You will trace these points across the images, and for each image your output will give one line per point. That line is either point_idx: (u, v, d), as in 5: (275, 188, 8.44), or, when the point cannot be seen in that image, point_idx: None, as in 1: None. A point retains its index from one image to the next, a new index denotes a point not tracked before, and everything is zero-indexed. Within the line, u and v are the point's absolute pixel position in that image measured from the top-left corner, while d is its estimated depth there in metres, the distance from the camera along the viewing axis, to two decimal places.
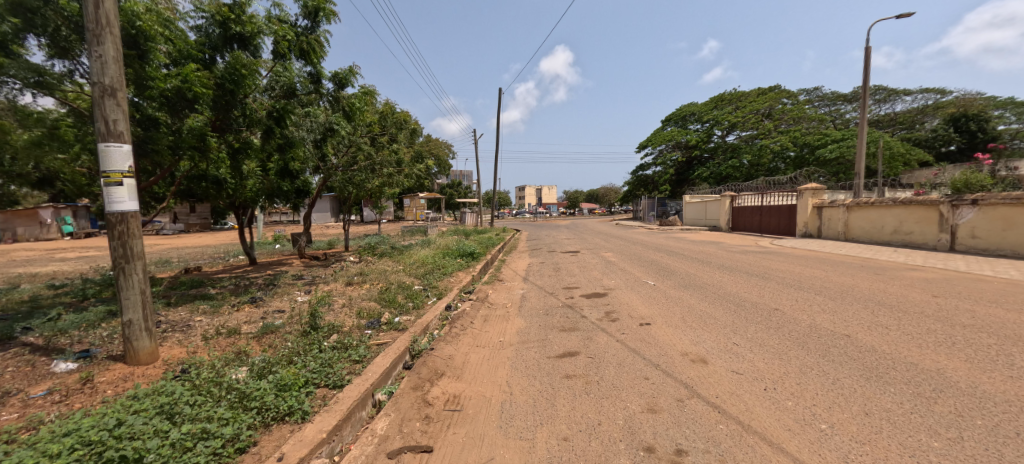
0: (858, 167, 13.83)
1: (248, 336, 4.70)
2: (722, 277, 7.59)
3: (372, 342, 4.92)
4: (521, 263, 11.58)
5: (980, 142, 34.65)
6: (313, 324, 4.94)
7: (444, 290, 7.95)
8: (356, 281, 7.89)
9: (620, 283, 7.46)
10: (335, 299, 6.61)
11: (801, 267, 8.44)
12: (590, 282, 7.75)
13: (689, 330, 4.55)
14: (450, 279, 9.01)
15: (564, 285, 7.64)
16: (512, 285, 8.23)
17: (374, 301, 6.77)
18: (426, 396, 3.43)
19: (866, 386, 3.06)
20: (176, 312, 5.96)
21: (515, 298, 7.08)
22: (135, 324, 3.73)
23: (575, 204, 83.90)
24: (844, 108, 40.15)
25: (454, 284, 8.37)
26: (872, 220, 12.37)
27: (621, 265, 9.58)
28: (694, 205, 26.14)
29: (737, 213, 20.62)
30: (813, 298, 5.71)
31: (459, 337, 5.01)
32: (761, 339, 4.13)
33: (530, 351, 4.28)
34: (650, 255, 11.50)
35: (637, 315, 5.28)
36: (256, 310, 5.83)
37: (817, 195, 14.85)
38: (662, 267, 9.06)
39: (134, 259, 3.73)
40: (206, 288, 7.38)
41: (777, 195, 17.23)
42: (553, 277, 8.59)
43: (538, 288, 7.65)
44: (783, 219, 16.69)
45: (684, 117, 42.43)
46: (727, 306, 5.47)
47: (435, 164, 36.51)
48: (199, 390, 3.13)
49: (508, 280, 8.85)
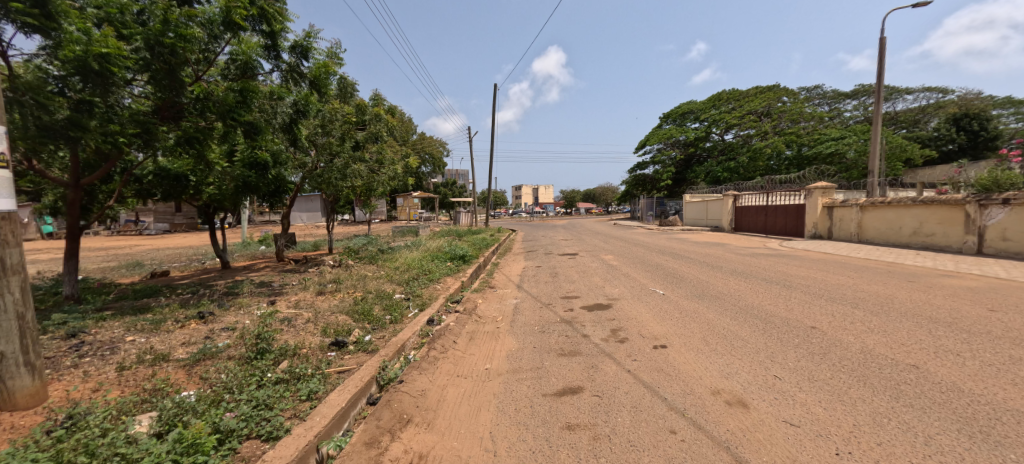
0: (872, 165, 13.08)
1: (176, 365, 3.84)
2: (738, 284, 6.80)
3: (332, 370, 4.08)
4: (515, 267, 10.77)
5: (982, 142, 34.15)
6: (260, 348, 4.11)
7: (427, 299, 7.12)
8: (330, 290, 7.06)
9: (624, 292, 6.65)
10: (301, 312, 5.77)
11: (823, 273, 7.65)
12: (591, 290, 6.93)
13: (715, 356, 3.74)
14: (436, 286, 8.19)
15: (562, 294, 6.81)
16: (504, 294, 7.40)
17: (345, 314, 5.94)
18: (383, 458, 2.59)
19: (977, 451, 2.25)
20: (108, 329, 5.10)
21: (507, 309, 6.26)
22: (8, 359, 2.88)
23: (572, 204, 83.00)
24: (845, 107, 39.59)
25: (440, 293, 7.54)
26: (889, 220, 11.64)
27: (623, 271, 8.78)
28: (694, 205, 25.43)
29: (740, 213, 19.87)
30: (851, 312, 4.92)
31: (437, 364, 4.18)
32: (809, 372, 3.32)
33: (522, 386, 3.45)
34: (654, 258, 10.70)
35: (649, 335, 4.46)
36: (201, 328, 4.98)
37: (827, 195, 14.11)
38: (670, 273, 8.25)
39: (7, 274, 2.89)
40: (156, 300, 6.52)
41: (784, 195, 16.47)
42: (550, 284, 7.78)
43: (533, 298, 6.83)
44: (790, 219, 15.95)
45: (682, 115, 41.70)
46: (754, 323, 4.67)
47: (429, 163, 35.64)
48: (61, 459, 2.27)
49: (501, 287, 8.03)
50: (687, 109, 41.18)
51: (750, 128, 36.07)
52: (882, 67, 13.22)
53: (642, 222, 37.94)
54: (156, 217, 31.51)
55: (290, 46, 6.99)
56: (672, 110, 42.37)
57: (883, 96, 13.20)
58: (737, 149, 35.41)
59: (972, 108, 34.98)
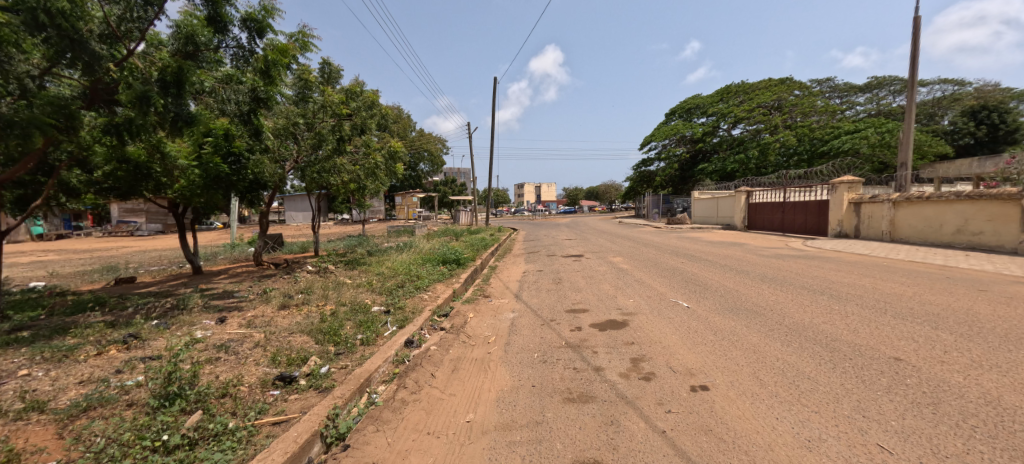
0: (905, 157, 11.97)
1: (47, 420, 2.84)
2: (776, 294, 5.76)
3: (266, 422, 3.08)
4: (514, 271, 9.77)
5: (1000, 135, 32.86)
6: (170, 392, 3.09)
7: (410, 312, 6.11)
8: (294, 302, 6.05)
9: (641, 305, 5.60)
10: (251, 333, 4.76)
11: (871, 280, 6.57)
12: (601, 303, 5.89)
13: (783, 407, 2.73)
14: (423, 295, 7.19)
15: (567, 308, 5.77)
16: (500, 306, 6.36)
17: (307, 333, 4.94)
18: None
19: None
20: (6, 358, 4.12)
21: (502, 327, 5.22)
22: None
23: (575, 201, 81.81)
24: (856, 101, 38.35)
25: (426, 304, 6.53)
26: (928, 217, 10.56)
27: (636, 276, 7.72)
28: (703, 202, 24.31)
29: (753, 210, 18.77)
30: (936, 335, 3.88)
31: (404, 411, 3.15)
32: (931, 443, 2.28)
33: (513, 458, 2.42)
34: (668, 260, 9.66)
35: (683, 368, 3.44)
36: (119, 358, 3.99)
37: (853, 190, 13.00)
38: (689, 279, 7.20)
39: None
40: (88, 317, 5.54)
41: (803, 190, 15.37)
42: (553, 294, 6.73)
43: (533, 311, 5.80)
44: (811, 216, 14.86)
45: (687, 110, 40.63)
46: (816, 352, 3.64)
47: (428, 160, 34.68)
48: None
49: (496, 297, 7.01)
50: (693, 104, 40.03)
51: (758, 122, 34.63)
52: (916, 50, 12.13)
53: (647, 219, 36.79)
54: (149, 218, 30.84)
55: (242, 20, 6.04)
56: (678, 105, 41.26)
57: (917, 82, 12.09)
58: (746, 145, 34.28)
59: (990, 101, 33.70)
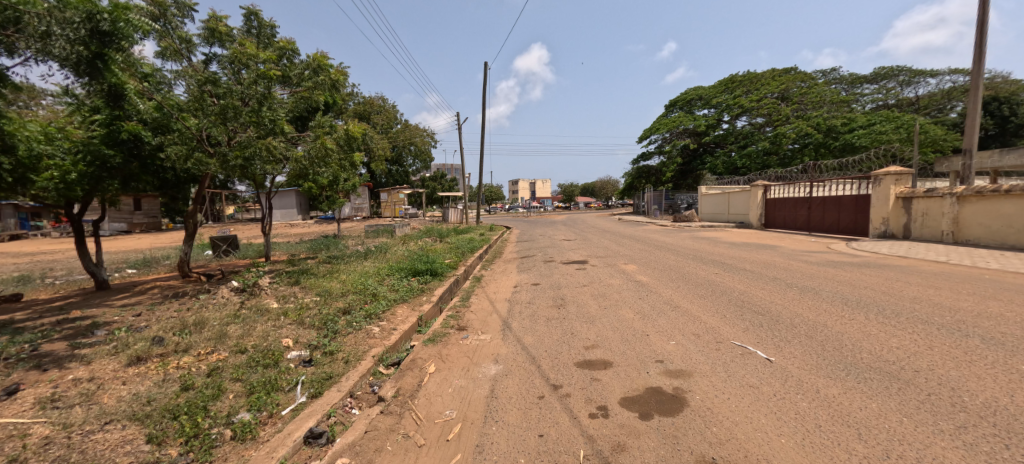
0: (969, 143, 10.05)
1: None
2: (894, 336, 3.80)
3: None
4: (503, 284, 7.78)
5: (1011, 127, 31.22)
6: None
7: (341, 362, 4.08)
8: (164, 349, 3.95)
9: (692, 356, 3.62)
10: (27, 429, 2.72)
11: (1006, 306, 4.63)
12: (628, 349, 3.89)
13: None
14: (371, 326, 5.15)
15: (578, 360, 3.73)
16: (479, 347, 4.35)
17: (138, 422, 2.89)
18: None
19: None
20: None
21: (475, 400, 3.19)
22: None
23: (572, 198, 79.73)
24: (862, 91, 36.60)
25: (370, 346, 4.49)
26: (1006, 215, 8.71)
27: (665, 297, 5.73)
28: (711, 197, 22.53)
29: (771, 207, 16.87)
30: None
31: None
32: None
33: None
34: (695, 270, 7.70)
35: None
36: None
37: (901, 182, 11.04)
38: (740, 301, 5.23)
39: None
40: None
41: (834, 184, 13.46)
42: (554, 327, 4.71)
43: (526, 363, 3.79)
44: (846, 214, 12.97)
45: (689, 101, 38.87)
46: None
47: (415, 153, 32.58)
48: None
49: (475, 329, 5.01)
50: (695, 95, 38.17)
51: (765, 115, 32.99)
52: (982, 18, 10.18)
53: (648, 216, 34.76)
54: None
55: None
56: (679, 96, 39.39)
57: (985, 56, 10.15)
58: (751, 138, 32.54)
59: (1002, 91, 31.99)
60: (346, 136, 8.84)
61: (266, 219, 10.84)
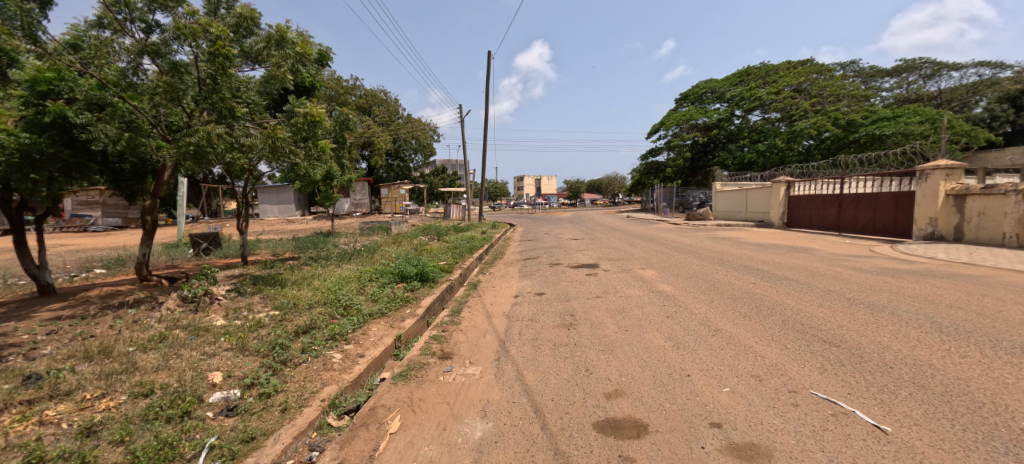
0: None
1: None
2: None
3: None
4: (503, 292, 6.74)
5: None
6: None
7: (277, 409, 3.03)
8: (36, 395, 2.91)
9: (765, 418, 2.52)
10: None
11: None
12: (668, 400, 2.81)
13: None
14: (333, 352, 4.09)
15: (599, 418, 2.66)
16: (466, 389, 3.28)
17: None
18: None
19: None
20: None
21: None
22: None
23: (577, 194, 78.40)
24: (882, 85, 35.00)
25: (322, 384, 3.41)
26: None
27: (700, 316, 4.63)
28: (726, 195, 21.33)
29: (795, 205, 15.63)
30: None
31: None
32: None
33: None
34: (726, 278, 6.61)
35: None
36: None
37: (952, 178, 9.83)
38: (799, 325, 4.12)
39: None
40: None
41: (870, 181, 12.22)
42: (565, 359, 3.64)
43: (526, 419, 2.72)
44: (885, 212, 11.75)
45: (700, 95, 37.54)
46: None
47: (416, 148, 31.55)
48: None
49: (462, 358, 3.94)
50: (706, 89, 36.81)
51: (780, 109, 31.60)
52: None
53: (657, 214, 33.57)
54: None
55: None
56: (689, 89, 38.07)
57: None
58: (766, 133, 31.16)
59: None
60: (306, 123, 6.94)
61: (245, 215, 9.84)
